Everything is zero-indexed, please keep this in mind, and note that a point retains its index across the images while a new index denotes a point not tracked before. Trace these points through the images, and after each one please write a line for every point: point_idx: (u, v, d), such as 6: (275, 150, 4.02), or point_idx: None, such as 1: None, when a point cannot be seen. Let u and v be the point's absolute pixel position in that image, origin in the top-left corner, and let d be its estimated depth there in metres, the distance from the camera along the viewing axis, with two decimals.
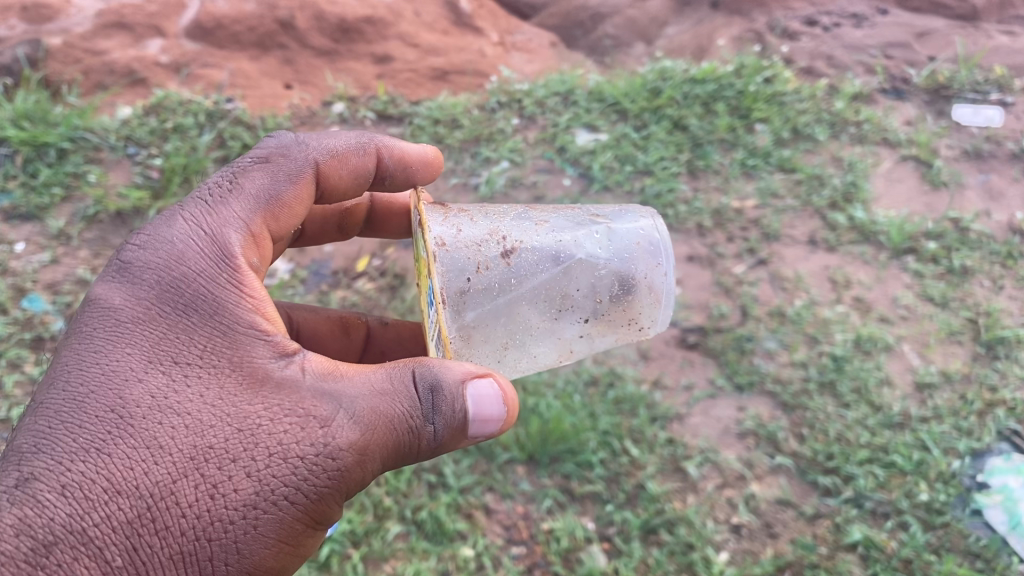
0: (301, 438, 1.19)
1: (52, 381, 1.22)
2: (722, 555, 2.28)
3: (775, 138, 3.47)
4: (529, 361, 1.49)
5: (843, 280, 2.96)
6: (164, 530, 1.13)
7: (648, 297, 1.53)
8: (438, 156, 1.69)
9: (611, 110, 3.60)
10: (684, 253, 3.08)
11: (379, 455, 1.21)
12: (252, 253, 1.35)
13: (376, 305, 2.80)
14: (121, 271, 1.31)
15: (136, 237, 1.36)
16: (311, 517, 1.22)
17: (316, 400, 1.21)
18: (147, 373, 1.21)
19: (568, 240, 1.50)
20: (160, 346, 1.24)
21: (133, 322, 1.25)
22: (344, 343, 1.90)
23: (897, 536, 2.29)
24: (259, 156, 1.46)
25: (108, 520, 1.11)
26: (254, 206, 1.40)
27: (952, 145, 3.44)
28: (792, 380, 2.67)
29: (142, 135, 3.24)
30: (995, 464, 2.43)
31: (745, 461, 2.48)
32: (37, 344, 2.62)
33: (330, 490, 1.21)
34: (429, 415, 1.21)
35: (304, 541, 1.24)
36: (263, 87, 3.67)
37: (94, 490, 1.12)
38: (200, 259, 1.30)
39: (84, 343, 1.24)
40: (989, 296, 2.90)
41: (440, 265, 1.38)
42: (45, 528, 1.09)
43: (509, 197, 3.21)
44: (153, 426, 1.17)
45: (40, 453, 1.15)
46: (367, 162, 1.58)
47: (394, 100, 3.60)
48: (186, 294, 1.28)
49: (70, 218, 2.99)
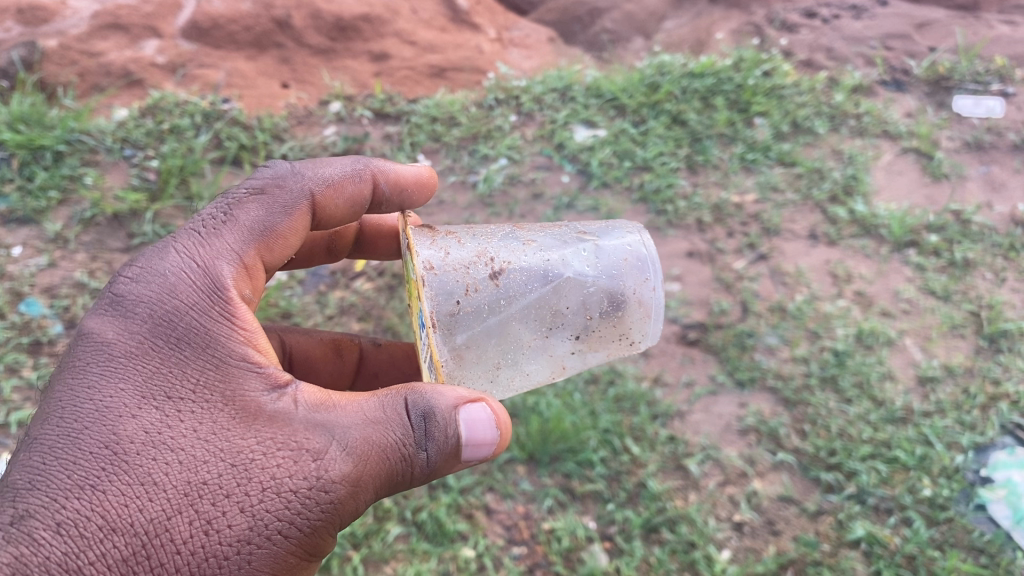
0: (294, 471, 1.17)
1: (44, 417, 1.19)
2: (724, 553, 2.26)
3: (775, 132, 3.45)
4: (521, 379, 1.48)
5: (844, 274, 2.94)
6: (159, 567, 1.10)
7: (639, 312, 1.51)
8: (433, 176, 1.66)
9: (609, 106, 3.58)
10: (684, 249, 3.06)
11: (371, 486, 1.20)
12: (245, 287, 1.33)
13: (374, 306, 2.79)
14: (114, 303, 1.28)
15: (128, 269, 1.33)
16: (305, 550, 1.20)
17: (309, 433, 1.20)
18: (141, 408, 1.19)
19: (555, 258, 1.48)
20: (154, 381, 1.21)
21: (126, 356, 1.23)
22: (337, 366, 1.88)
23: (901, 532, 2.28)
24: (254, 186, 1.43)
25: (103, 558, 1.08)
26: (248, 238, 1.37)
27: (953, 137, 3.42)
28: (793, 376, 2.66)
29: (139, 137, 3.23)
30: (998, 458, 2.42)
31: (747, 458, 2.47)
32: (35, 349, 2.63)
33: (322, 522, 1.20)
34: (421, 443, 1.20)
35: (297, 574, 1.22)
36: (260, 87, 3.66)
37: (89, 528, 1.09)
38: (193, 292, 1.28)
39: (77, 378, 1.21)
40: (991, 289, 2.88)
41: (429, 289, 1.38)
42: (41, 567, 1.06)
43: (508, 194, 3.20)
44: (148, 462, 1.15)
45: (35, 490, 1.12)
46: (361, 191, 1.55)
47: (391, 98, 3.59)
48: (179, 327, 1.25)
49: (67, 221, 2.97)
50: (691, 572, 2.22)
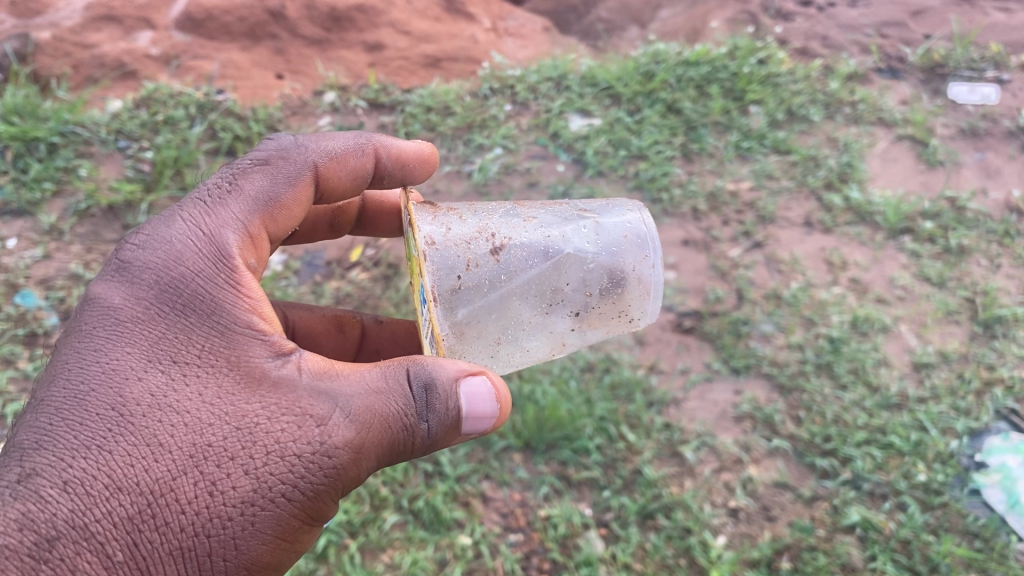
0: (298, 436, 1.18)
1: (51, 378, 1.20)
2: (720, 539, 2.27)
3: (769, 120, 3.45)
4: (522, 355, 1.48)
5: (839, 261, 2.94)
6: (164, 527, 1.12)
7: (638, 289, 1.51)
8: (433, 151, 1.64)
9: (604, 95, 3.57)
10: (680, 237, 3.06)
11: (374, 452, 1.21)
12: (250, 253, 1.32)
13: (370, 296, 2.80)
14: (120, 269, 1.28)
15: (134, 235, 1.33)
16: (307, 513, 1.21)
17: (313, 399, 1.20)
18: (147, 371, 1.19)
19: (556, 235, 1.49)
20: (160, 345, 1.21)
21: (131, 320, 1.23)
22: (339, 342, 1.88)
23: (896, 517, 2.29)
24: (259, 157, 1.43)
25: (109, 517, 1.09)
26: (253, 207, 1.36)
27: (948, 124, 3.42)
28: (788, 362, 2.66)
29: (133, 129, 3.22)
30: (993, 443, 2.43)
31: (742, 444, 2.48)
32: (31, 340, 2.63)
33: (325, 487, 1.20)
34: (424, 412, 1.20)
35: (300, 537, 1.23)
36: (254, 78, 3.65)
37: (95, 486, 1.10)
38: (198, 258, 1.27)
39: (83, 340, 1.21)
40: (986, 275, 2.89)
41: (430, 263, 1.39)
42: (48, 524, 1.07)
43: (503, 183, 3.20)
44: (153, 424, 1.15)
45: (41, 449, 1.12)
46: (363, 164, 1.55)
47: (386, 88, 3.59)
48: (184, 292, 1.25)
49: (61, 212, 2.97)
50: (687, 558, 2.23)
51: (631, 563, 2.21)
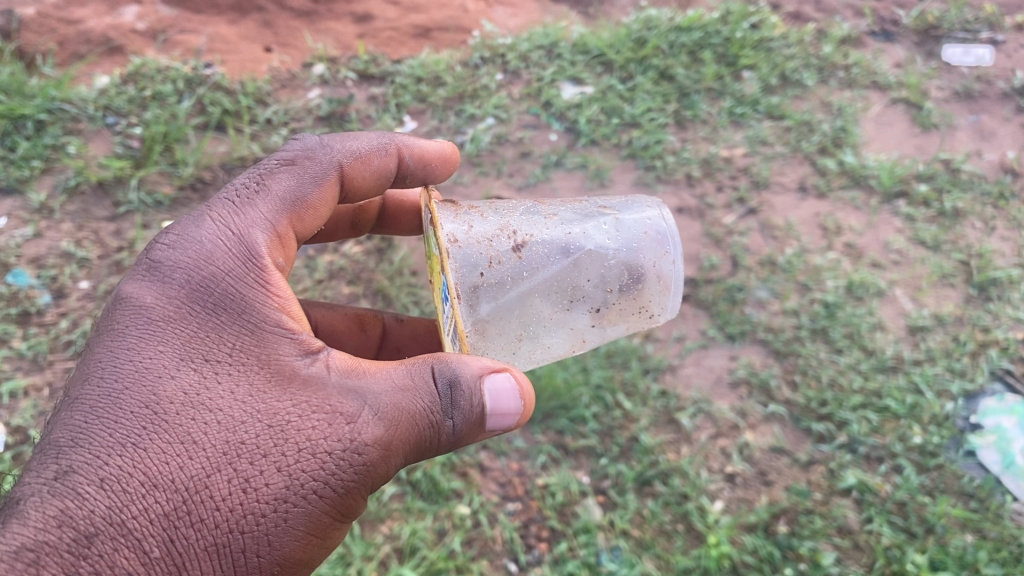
0: (329, 434, 1.18)
1: (83, 377, 1.20)
2: (717, 504, 2.28)
3: (763, 85, 3.42)
4: (542, 353, 1.47)
5: (834, 226, 2.93)
6: (200, 523, 1.12)
7: (658, 285, 1.51)
8: (452, 150, 1.63)
9: (596, 62, 3.53)
10: (674, 205, 3.04)
11: (403, 450, 1.21)
12: (279, 254, 1.33)
13: (364, 269, 2.79)
14: (149, 267, 1.28)
15: (162, 235, 1.33)
16: (339, 511, 1.22)
17: (342, 396, 1.20)
18: (179, 369, 1.19)
19: (577, 232, 1.48)
20: (191, 343, 1.22)
21: (163, 318, 1.23)
22: (361, 340, 1.87)
23: (892, 479, 2.31)
24: (285, 157, 1.42)
25: (146, 513, 1.10)
26: (280, 209, 1.36)
27: (943, 86, 3.39)
28: (784, 328, 2.66)
29: (121, 105, 3.18)
30: (988, 404, 2.45)
31: (738, 410, 2.48)
32: (24, 320, 2.62)
33: (356, 483, 1.21)
34: (450, 411, 1.20)
35: (332, 534, 1.24)
36: (242, 52, 3.61)
37: (131, 484, 1.11)
38: (228, 258, 1.28)
39: (116, 339, 1.22)
40: (981, 238, 2.89)
41: (453, 260, 1.37)
42: (86, 520, 1.08)
43: (495, 154, 3.18)
44: (187, 422, 1.16)
45: (77, 447, 1.14)
46: (385, 164, 1.54)
47: (375, 58, 3.55)
48: (214, 291, 1.26)
49: (51, 190, 2.94)
50: (684, 523, 2.25)
51: (629, 530, 2.23)
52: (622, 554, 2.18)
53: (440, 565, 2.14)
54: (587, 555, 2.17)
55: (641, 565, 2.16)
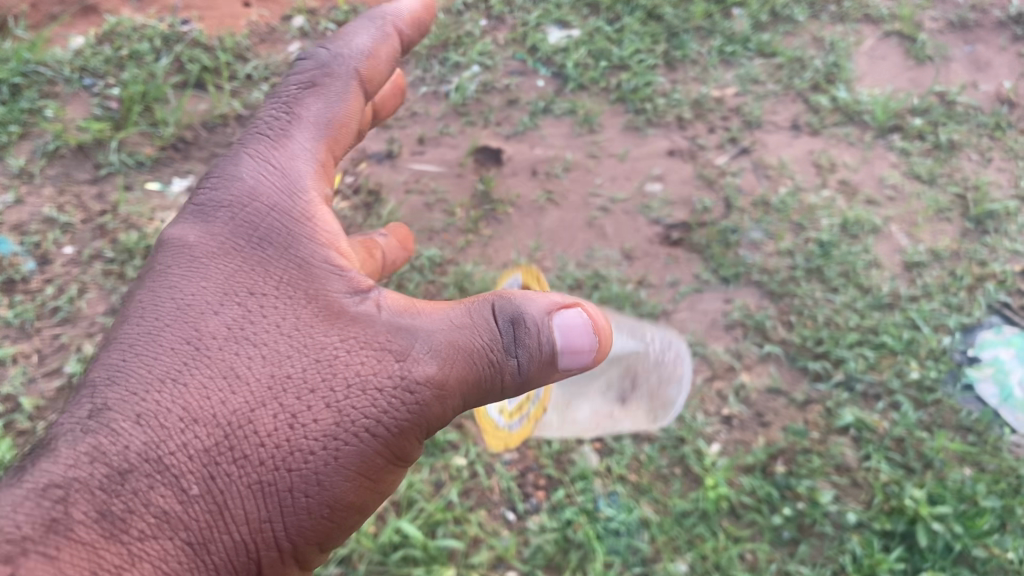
0: (379, 369, 1.15)
1: (124, 318, 1.18)
2: (714, 447, 2.28)
3: (753, 22, 3.35)
4: None
5: (827, 164, 2.89)
6: (243, 459, 1.09)
7: None
8: (429, 1, 1.63)
9: (582, 4, 3.44)
10: (665, 147, 2.99)
11: (460, 389, 1.14)
12: (321, 188, 1.33)
13: (351, 224, 2.75)
14: (195, 211, 1.29)
15: (206, 180, 1.34)
16: (391, 452, 1.17)
17: (396, 334, 1.17)
18: (223, 305, 1.17)
19: None
20: (234, 278, 1.20)
21: (206, 255, 1.22)
22: None
23: (890, 416, 2.30)
24: (305, 82, 1.44)
25: (184, 448, 1.06)
26: (316, 135, 1.39)
27: (937, 17, 3.31)
28: (779, 269, 2.62)
29: (97, 65, 3.11)
30: (986, 337, 2.46)
31: (734, 353, 2.45)
32: (10, 287, 2.59)
33: (411, 423, 1.16)
34: (511, 348, 1.11)
35: (384, 477, 1.19)
36: (220, 6, 3.51)
37: (171, 419, 1.07)
38: (273, 194, 1.29)
39: (160, 278, 1.20)
40: (977, 170, 2.85)
41: None
42: (118, 455, 1.02)
43: (482, 102, 3.12)
44: (231, 356, 1.13)
45: (112, 384, 1.09)
46: (390, 52, 1.53)
47: (356, 9, 3.46)
48: (261, 227, 1.26)
49: (30, 155, 2.89)
50: (682, 467, 2.25)
51: (626, 475, 2.22)
52: (620, 499, 2.18)
53: (438, 517, 2.15)
54: (585, 501, 2.17)
55: (639, 509, 2.16)
